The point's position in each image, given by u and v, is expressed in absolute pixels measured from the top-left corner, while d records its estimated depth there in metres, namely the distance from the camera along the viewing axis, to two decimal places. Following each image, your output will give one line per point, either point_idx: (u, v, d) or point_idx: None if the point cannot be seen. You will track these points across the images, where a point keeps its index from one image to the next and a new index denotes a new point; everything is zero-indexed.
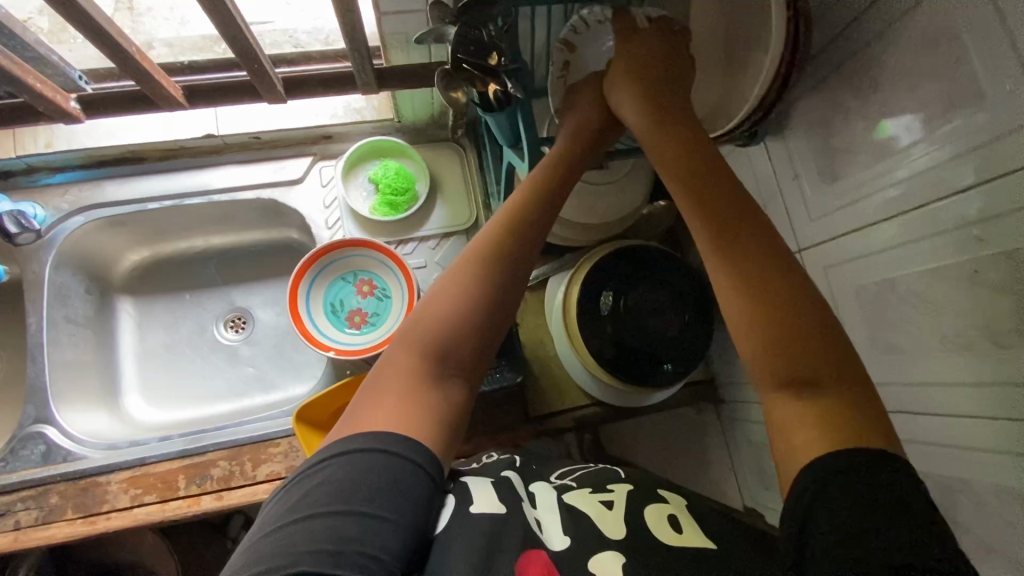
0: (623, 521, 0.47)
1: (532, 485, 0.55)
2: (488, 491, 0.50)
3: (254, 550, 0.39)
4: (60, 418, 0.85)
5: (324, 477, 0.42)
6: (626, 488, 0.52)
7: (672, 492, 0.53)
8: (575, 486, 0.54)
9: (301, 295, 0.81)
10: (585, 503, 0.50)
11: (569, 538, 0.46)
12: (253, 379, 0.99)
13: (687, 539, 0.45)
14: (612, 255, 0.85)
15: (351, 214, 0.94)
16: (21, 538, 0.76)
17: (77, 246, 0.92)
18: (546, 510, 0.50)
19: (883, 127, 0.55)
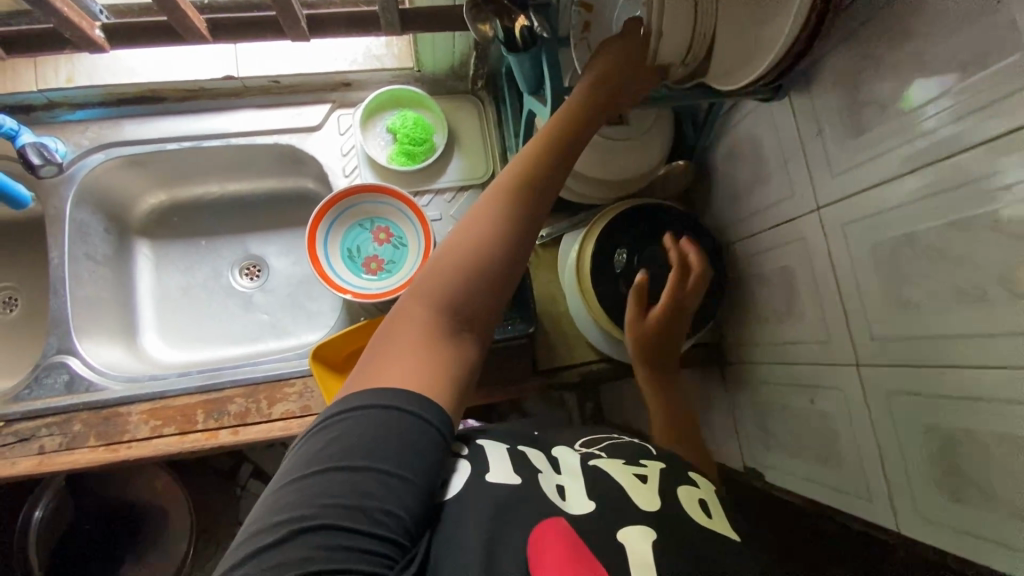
0: (657, 496, 0.48)
1: (554, 449, 0.56)
2: (501, 457, 0.51)
3: (274, 495, 0.40)
4: (81, 349, 0.87)
5: (340, 433, 0.42)
6: (660, 465, 0.54)
7: (703, 477, 0.56)
8: (605, 457, 0.55)
9: (319, 239, 0.81)
10: (620, 473, 0.51)
11: (591, 504, 0.47)
12: (267, 325, 1.01)
13: (714, 523, 0.48)
14: (624, 213, 0.85)
15: (368, 162, 0.94)
16: (45, 463, 0.78)
17: (98, 183, 0.93)
18: (570, 476, 0.51)
19: (908, 97, 0.55)
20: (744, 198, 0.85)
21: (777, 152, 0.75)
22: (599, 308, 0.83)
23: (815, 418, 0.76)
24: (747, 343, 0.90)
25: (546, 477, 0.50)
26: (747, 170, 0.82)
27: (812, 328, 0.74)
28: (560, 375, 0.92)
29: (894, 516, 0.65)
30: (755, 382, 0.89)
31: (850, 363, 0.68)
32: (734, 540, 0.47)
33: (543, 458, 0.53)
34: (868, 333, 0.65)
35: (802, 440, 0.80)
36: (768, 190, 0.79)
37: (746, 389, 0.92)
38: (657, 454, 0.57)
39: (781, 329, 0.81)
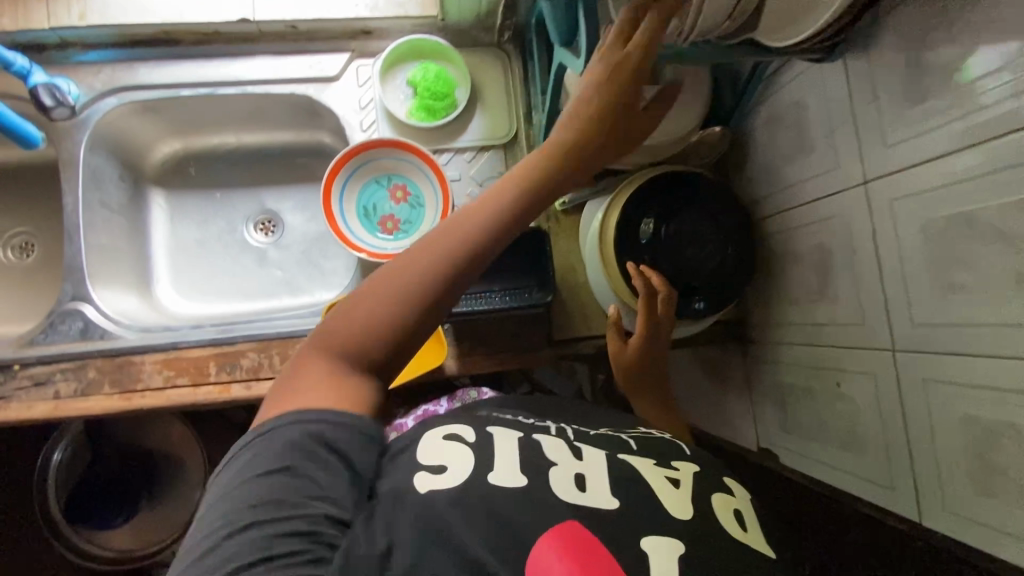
0: (689, 502, 0.47)
1: (578, 442, 0.53)
2: (511, 450, 0.48)
3: (197, 522, 0.39)
4: (96, 297, 0.87)
5: (261, 447, 0.41)
6: (693, 468, 0.52)
7: (739, 484, 0.54)
8: (635, 451, 0.53)
9: (335, 193, 0.79)
10: (651, 474, 0.49)
11: (616, 500, 0.46)
12: (281, 282, 1.00)
13: (749, 538, 0.47)
14: (651, 181, 0.80)
15: (387, 117, 0.90)
16: (61, 407, 0.79)
17: (112, 128, 0.91)
18: (595, 467, 0.49)
19: (967, 68, 0.52)
20: (781, 170, 0.80)
21: (825, 120, 0.70)
22: (618, 277, 0.80)
23: (839, 403, 0.74)
24: (773, 322, 0.86)
25: (565, 470, 0.48)
26: (788, 140, 0.77)
27: (847, 309, 0.70)
28: (575, 345, 0.90)
29: (918, 507, 0.63)
30: (778, 362, 0.86)
31: (885, 348, 0.65)
32: (769, 558, 0.46)
33: (564, 450, 0.51)
34: (908, 318, 0.61)
35: (823, 425, 0.78)
36: (809, 162, 0.74)
37: (767, 370, 0.89)
38: (690, 455, 0.56)
39: (811, 310, 0.77)
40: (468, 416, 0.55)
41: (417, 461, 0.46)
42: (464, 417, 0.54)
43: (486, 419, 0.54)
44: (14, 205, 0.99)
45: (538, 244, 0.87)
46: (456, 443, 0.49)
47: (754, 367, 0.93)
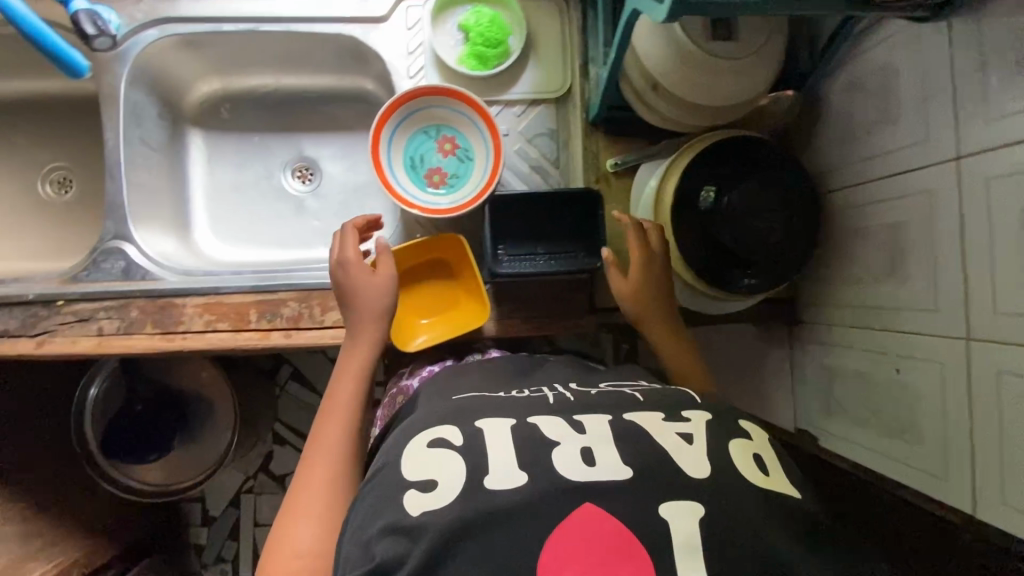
0: (704, 460, 0.52)
1: (575, 414, 0.57)
2: (506, 443, 0.52)
3: None
4: (137, 237, 0.85)
5: None
6: (704, 417, 0.57)
7: (753, 425, 0.59)
8: (641, 406, 0.58)
9: (383, 141, 0.75)
10: (663, 434, 0.54)
11: (631, 470, 0.50)
12: (317, 233, 0.99)
13: (771, 483, 0.52)
14: (712, 146, 0.76)
15: (436, 63, 0.86)
16: (104, 345, 0.79)
17: (152, 62, 0.88)
18: (599, 440, 0.53)
19: None
20: (857, 141, 0.75)
21: (919, 88, 0.64)
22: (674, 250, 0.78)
23: (894, 388, 0.71)
24: (826, 302, 0.83)
25: (570, 447, 0.52)
26: (870, 108, 0.72)
27: (918, 293, 0.67)
28: (616, 315, 0.88)
29: (973, 499, 0.61)
30: (828, 343, 0.84)
31: (957, 336, 0.62)
32: (792, 496, 0.51)
33: (562, 425, 0.55)
34: (990, 305, 0.58)
35: (872, 410, 0.76)
36: (891, 133, 0.69)
37: (814, 350, 0.87)
38: (701, 404, 0.60)
39: (874, 291, 0.74)
40: (459, 406, 0.59)
41: (408, 480, 0.51)
42: (451, 410, 0.58)
43: (473, 410, 0.57)
44: (53, 137, 0.97)
45: (592, 205, 0.81)
46: (443, 450, 0.53)
47: (800, 346, 0.91)
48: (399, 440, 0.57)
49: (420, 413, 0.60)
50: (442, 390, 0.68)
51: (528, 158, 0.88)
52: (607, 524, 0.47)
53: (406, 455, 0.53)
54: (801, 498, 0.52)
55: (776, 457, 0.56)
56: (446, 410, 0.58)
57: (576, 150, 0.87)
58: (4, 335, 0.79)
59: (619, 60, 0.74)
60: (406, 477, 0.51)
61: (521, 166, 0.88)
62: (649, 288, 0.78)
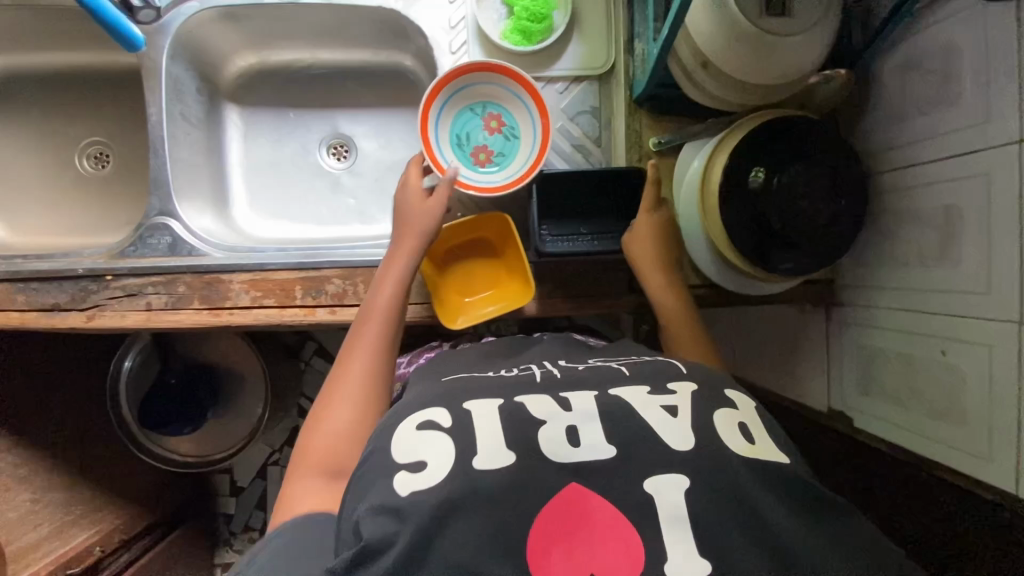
0: (689, 433, 0.54)
1: (562, 392, 0.59)
2: (493, 421, 0.55)
3: None
4: (181, 213, 0.86)
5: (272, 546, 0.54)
6: (691, 388, 0.59)
7: (739, 395, 0.61)
8: (630, 381, 0.61)
9: (431, 122, 0.78)
10: (648, 410, 0.56)
11: (614, 449, 0.53)
12: (353, 211, 0.99)
13: (757, 451, 0.54)
14: (754, 133, 0.75)
15: (479, 38, 0.85)
16: (154, 319, 0.80)
17: (192, 36, 0.87)
18: (584, 418, 0.55)
19: None
20: (910, 122, 0.74)
21: (982, 67, 0.63)
22: (719, 226, 0.77)
23: (938, 371, 0.72)
24: (867, 285, 0.84)
25: (555, 425, 0.54)
26: (927, 89, 0.71)
27: (969, 276, 0.67)
28: None
29: (1017, 481, 0.62)
30: (868, 326, 0.84)
31: (1009, 320, 0.62)
32: (778, 461, 0.54)
33: (549, 404, 0.57)
34: None
35: (913, 392, 0.76)
36: (949, 115, 0.68)
37: (852, 332, 0.87)
38: (687, 373, 0.62)
39: (921, 275, 0.74)
40: (448, 388, 0.61)
41: (398, 463, 0.52)
42: (440, 392, 0.60)
43: (461, 392, 0.60)
44: (98, 109, 0.99)
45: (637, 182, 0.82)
46: (433, 431, 0.55)
47: (836, 329, 0.91)
48: (389, 422, 0.58)
49: (406, 397, 0.62)
50: (434, 370, 0.70)
51: (571, 137, 0.87)
52: (596, 503, 0.50)
53: (394, 439, 0.55)
54: (786, 462, 0.54)
55: (761, 424, 0.58)
56: (434, 392, 0.60)
57: (619, 128, 0.87)
58: (55, 309, 0.81)
59: (669, 44, 0.72)
60: (394, 459, 0.53)
61: (563, 144, 0.87)
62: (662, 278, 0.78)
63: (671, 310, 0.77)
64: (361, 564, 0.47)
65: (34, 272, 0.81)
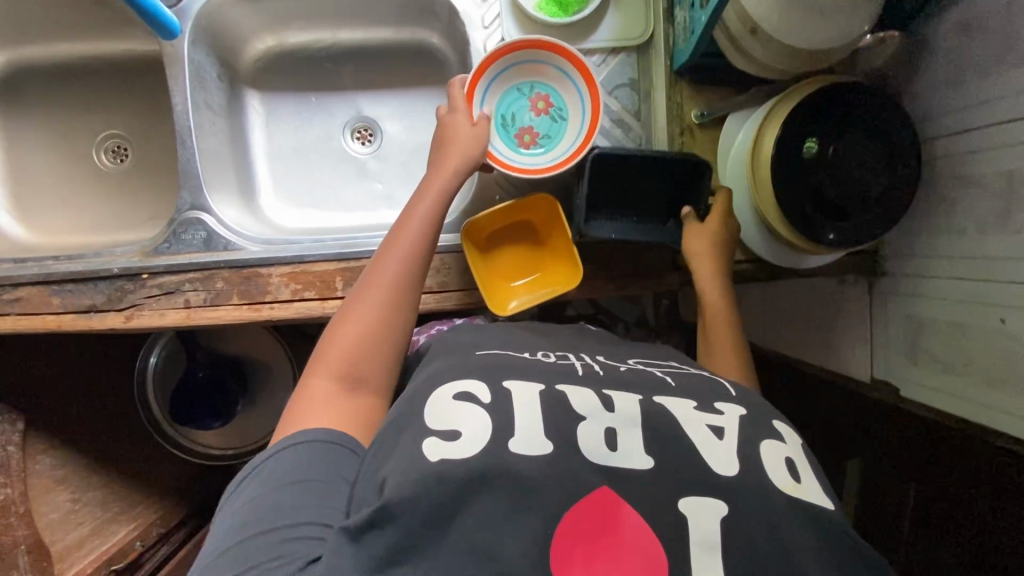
0: (733, 457, 0.50)
1: (604, 389, 0.57)
2: (534, 408, 0.52)
3: (231, 514, 0.49)
4: (213, 207, 0.84)
5: (278, 458, 0.52)
6: (738, 413, 0.55)
7: (786, 427, 0.57)
8: (676, 393, 0.57)
9: (477, 102, 0.78)
10: (691, 426, 0.53)
11: (652, 461, 0.50)
12: (381, 197, 0.96)
13: (800, 491, 0.50)
14: (806, 103, 0.73)
15: (512, 11, 0.81)
16: (193, 317, 0.79)
17: (213, 19, 0.83)
18: (624, 423, 0.52)
19: None
20: (969, 85, 0.71)
21: None
22: (771, 199, 0.75)
23: (1001, 341, 0.70)
24: (920, 255, 0.82)
25: (595, 424, 0.52)
26: (988, 49, 0.68)
27: None
28: None
29: None
30: (918, 297, 0.82)
31: None
32: (822, 506, 0.50)
33: (591, 400, 0.54)
34: None
35: (967, 362, 0.75)
36: (1014, 76, 0.65)
37: (899, 304, 0.86)
38: (737, 398, 0.58)
39: (980, 245, 0.72)
40: (484, 361, 0.59)
41: (430, 429, 0.50)
42: (475, 366, 0.58)
43: (499, 368, 0.57)
44: (125, 101, 0.99)
45: (698, 175, 0.77)
46: (469, 403, 0.53)
47: (881, 301, 0.89)
48: (421, 386, 0.56)
49: (435, 365, 0.60)
50: (461, 343, 0.65)
51: (610, 112, 0.84)
52: (625, 513, 0.47)
53: (430, 401, 0.53)
54: (831, 509, 0.50)
55: (808, 463, 0.54)
56: (475, 363, 0.58)
57: (659, 101, 0.83)
58: (92, 310, 0.79)
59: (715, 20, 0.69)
60: (429, 425, 0.51)
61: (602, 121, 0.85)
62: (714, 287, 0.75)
63: (718, 321, 0.74)
64: (375, 526, 0.45)
65: (67, 274, 0.80)
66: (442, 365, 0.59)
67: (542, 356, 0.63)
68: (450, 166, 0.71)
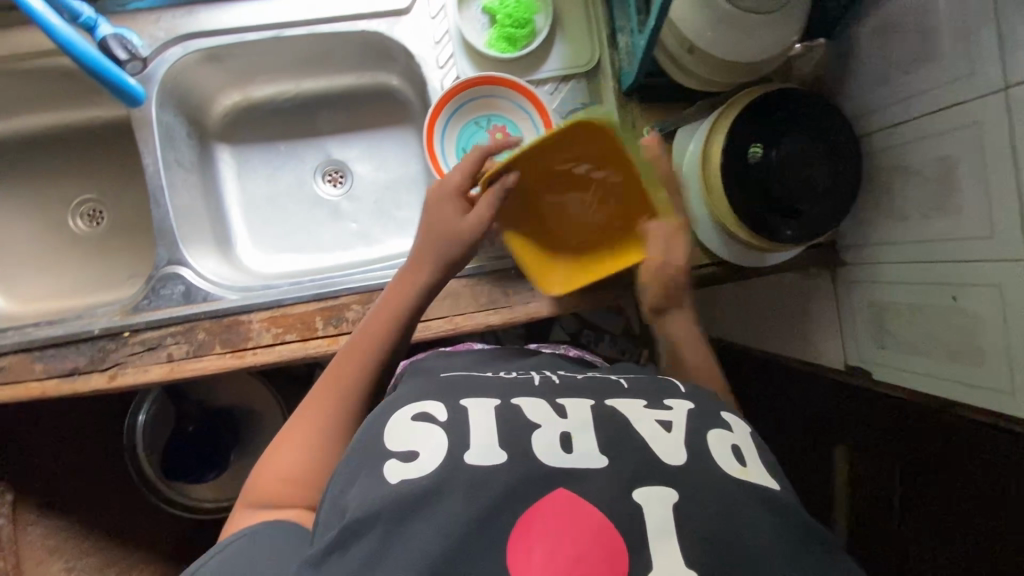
0: (680, 446, 0.53)
1: (557, 397, 0.59)
2: (489, 423, 0.54)
3: None
4: (191, 260, 0.86)
5: (232, 548, 0.54)
6: (686, 406, 0.58)
7: (735, 416, 0.60)
8: (626, 394, 0.60)
9: (438, 136, 0.83)
10: (642, 423, 0.55)
11: (606, 458, 0.51)
12: (356, 235, 0.98)
13: (748, 473, 0.52)
14: (753, 103, 0.77)
15: (464, 50, 0.86)
16: (176, 369, 0.80)
17: (178, 81, 0.87)
18: (579, 427, 0.54)
19: None
20: (895, 82, 0.77)
21: (961, 25, 0.66)
22: (724, 203, 0.79)
23: (952, 316, 0.74)
24: (872, 243, 0.85)
25: (550, 430, 0.54)
26: (907, 47, 0.73)
27: (969, 223, 0.69)
28: (669, 279, 0.87)
29: None
30: (878, 283, 0.85)
31: (1016, 261, 0.64)
32: (770, 487, 0.52)
33: (545, 410, 0.57)
34: None
35: (927, 339, 0.79)
36: (935, 70, 0.70)
37: (861, 291, 0.89)
38: (685, 392, 0.61)
39: (926, 227, 0.76)
40: (446, 381, 0.61)
41: (389, 451, 0.53)
42: (438, 386, 0.60)
43: (461, 386, 0.59)
44: (98, 166, 1.02)
45: None
46: (428, 424, 0.54)
47: (846, 289, 0.92)
48: (385, 408, 0.58)
49: (400, 388, 0.62)
50: (430, 368, 0.67)
51: None
52: (581, 508, 0.48)
53: (389, 424, 0.55)
54: (779, 489, 0.52)
55: (756, 448, 0.57)
56: (436, 385, 0.60)
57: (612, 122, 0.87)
58: (76, 373, 0.80)
59: (653, 42, 0.73)
60: (387, 446, 0.53)
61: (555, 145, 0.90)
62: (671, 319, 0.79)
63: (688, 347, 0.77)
64: (340, 548, 0.47)
65: (49, 338, 0.81)
66: (410, 387, 0.61)
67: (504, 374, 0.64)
68: (427, 253, 0.72)
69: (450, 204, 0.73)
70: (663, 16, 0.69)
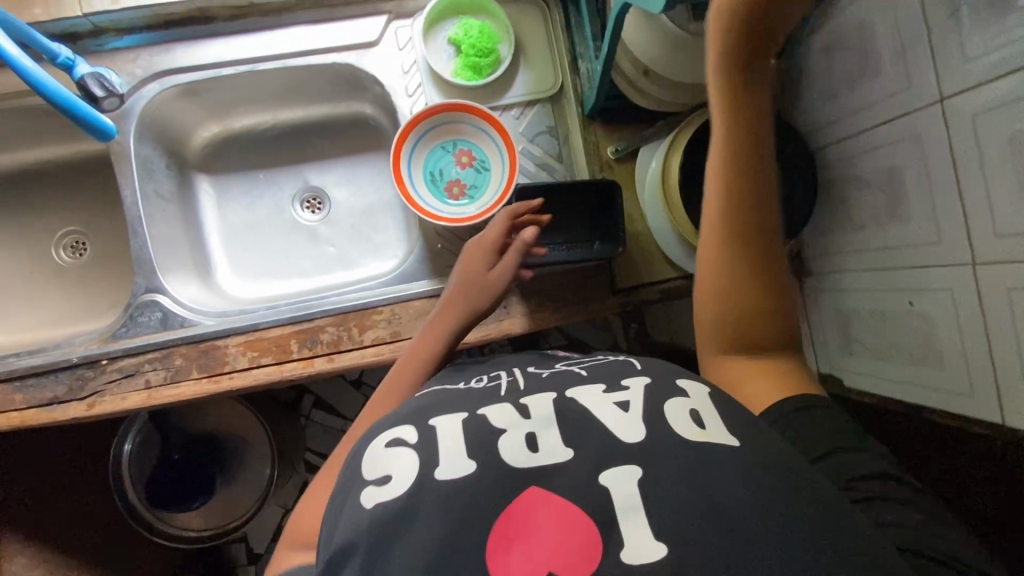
0: (639, 423, 0.50)
1: (523, 397, 0.56)
2: (454, 437, 0.52)
3: None
4: (168, 287, 0.87)
5: None
6: (641, 381, 0.56)
7: (692, 381, 0.56)
8: (586, 380, 0.57)
9: (405, 160, 0.85)
10: (599, 406, 0.53)
11: (571, 451, 0.49)
12: (335, 259, 1.01)
13: (708, 435, 0.49)
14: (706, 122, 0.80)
15: (431, 78, 0.90)
16: (153, 396, 0.81)
17: (157, 115, 0.91)
18: (542, 424, 0.52)
19: None
20: (844, 97, 0.80)
21: (897, 43, 0.69)
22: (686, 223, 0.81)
23: (909, 320, 0.76)
24: (834, 252, 0.88)
25: (516, 433, 0.51)
26: (851, 64, 0.77)
27: (918, 230, 0.72)
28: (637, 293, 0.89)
29: (1001, 409, 0.66)
30: (844, 289, 0.87)
31: (965, 262, 0.66)
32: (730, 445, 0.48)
33: (510, 414, 0.54)
34: (990, 229, 0.63)
35: (889, 343, 0.80)
36: (877, 84, 0.74)
37: (828, 298, 0.91)
38: (641, 367, 0.59)
39: (881, 235, 0.78)
40: (421, 405, 0.58)
41: (367, 480, 0.51)
42: (412, 410, 0.57)
43: (432, 407, 0.57)
44: (82, 199, 1.04)
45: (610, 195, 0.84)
46: (401, 449, 0.52)
47: (815, 296, 0.94)
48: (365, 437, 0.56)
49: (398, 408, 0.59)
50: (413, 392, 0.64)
51: (532, 157, 0.91)
52: (554, 503, 0.46)
53: (365, 459, 0.53)
54: (738, 445, 0.48)
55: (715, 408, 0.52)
56: (410, 407, 0.58)
57: (576, 143, 0.90)
58: (55, 402, 0.81)
59: (608, 69, 0.77)
60: (365, 477, 0.51)
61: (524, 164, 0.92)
62: (738, 251, 0.58)
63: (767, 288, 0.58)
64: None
65: (30, 368, 0.82)
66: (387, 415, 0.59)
67: (477, 380, 0.62)
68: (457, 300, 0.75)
69: (478, 253, 0.77)
70: (614, 45, 0.72)
